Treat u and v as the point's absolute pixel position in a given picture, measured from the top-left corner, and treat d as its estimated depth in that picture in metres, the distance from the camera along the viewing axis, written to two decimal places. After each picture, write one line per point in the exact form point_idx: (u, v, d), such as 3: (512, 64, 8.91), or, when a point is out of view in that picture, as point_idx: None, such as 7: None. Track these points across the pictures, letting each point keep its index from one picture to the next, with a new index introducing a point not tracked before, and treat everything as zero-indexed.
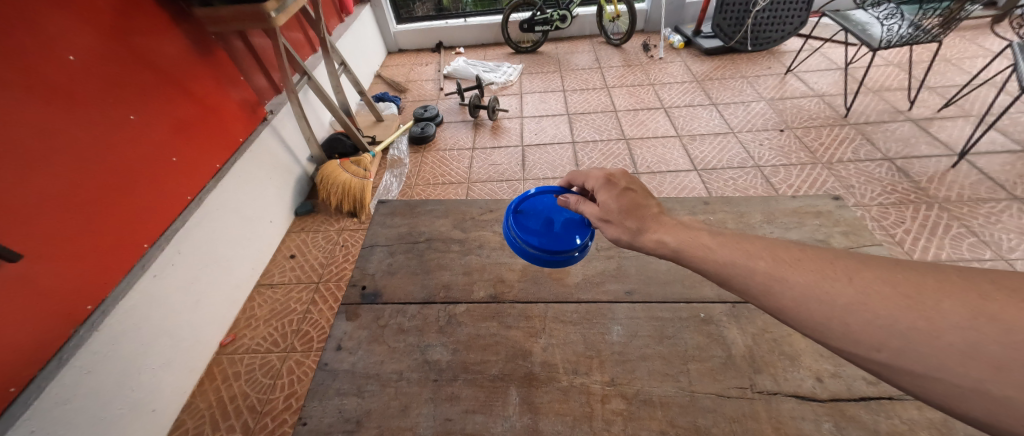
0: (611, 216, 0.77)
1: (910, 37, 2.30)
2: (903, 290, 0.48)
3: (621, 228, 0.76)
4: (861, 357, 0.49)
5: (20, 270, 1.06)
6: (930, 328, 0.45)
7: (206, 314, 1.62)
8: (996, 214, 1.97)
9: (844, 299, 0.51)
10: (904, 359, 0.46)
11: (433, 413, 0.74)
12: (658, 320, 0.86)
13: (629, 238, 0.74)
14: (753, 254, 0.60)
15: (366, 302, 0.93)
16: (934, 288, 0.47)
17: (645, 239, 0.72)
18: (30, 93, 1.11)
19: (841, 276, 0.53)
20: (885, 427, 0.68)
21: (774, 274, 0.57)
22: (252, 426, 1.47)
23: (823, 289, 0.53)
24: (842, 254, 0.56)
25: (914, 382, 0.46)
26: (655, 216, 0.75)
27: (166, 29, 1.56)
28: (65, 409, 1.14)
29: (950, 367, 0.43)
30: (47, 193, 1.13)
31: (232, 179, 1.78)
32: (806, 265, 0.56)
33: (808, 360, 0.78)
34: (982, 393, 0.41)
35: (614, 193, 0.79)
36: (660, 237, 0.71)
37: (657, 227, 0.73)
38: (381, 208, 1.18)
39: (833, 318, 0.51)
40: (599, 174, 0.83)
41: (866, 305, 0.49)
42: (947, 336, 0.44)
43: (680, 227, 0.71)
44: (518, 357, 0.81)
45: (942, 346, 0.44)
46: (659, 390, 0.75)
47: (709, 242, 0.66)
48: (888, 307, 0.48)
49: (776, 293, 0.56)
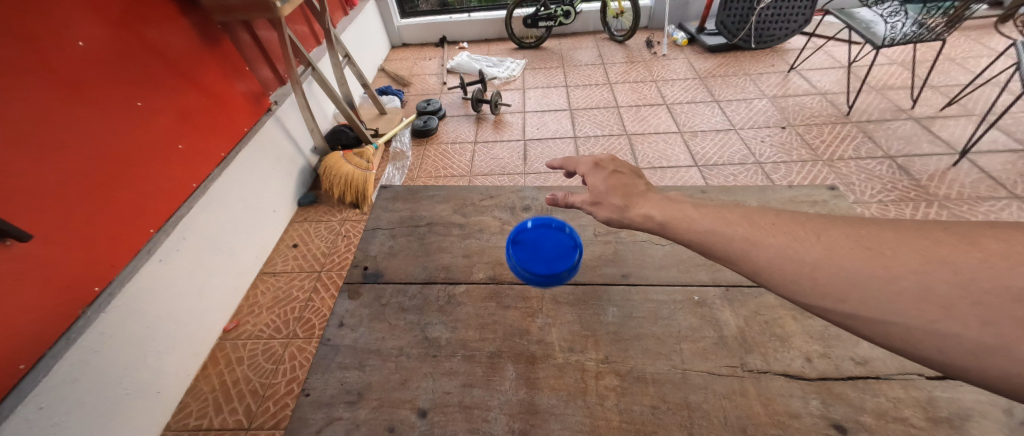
0: (601, 199, 0.80)
1: (912, 36, 2.27)
2: (865, 243, 0.52)
3: (611, 209, 0.78)
4: (825, 309, 0.51)
5: (30, 250, 1.08)
6: (889, 275, 0.48)
7: (211, 300, 1.65)
8: (996, 212, 1.98)
9: (812, 256, 0.54)
10: (865, 306, 0.49)
11: (432, 387, 0.76)
12: (654, 302, 0.88)
13: (618, 215, 0.77)
14: (733, 222, 0.63)
15: (369, 281, 0.95)
16: (892, 239, 0.51)
17: (632, 214, 0.75)
18: (38, 79, 1.13)
19: (811, 236, 0.56)
20: (870, 405, 0.70)
21: (750, 238, 0.59)
22: (253, 409, 1.50)
23: (795, 248, 0.56)
24: (806, 220, 0.59)
25: (875, 328, 0.48)
26: (641, 193, 0.78)
27: (173, 20, 1.58)
28: (71, 387, 1.17)
29: (903, 311, 0.46)
30: (57, 179, 1.15)
31: (236, 168, 1.81)
32: (779, 228, 0.59)
33: (798, 341, 0.80)
34: (933, 333, 0.45)
35: (603, 176, 0.83)
36: (646, 211, 0.73)
37: (643, 203, 0.75)
38: (385, 193, 1.20)
39: (803, 274, 0.54)
40: (589, 160, 0.87)
41: (832, 260, 0.52)
42: (903, 280, 0.47)
43: (666, 202, 0.73)
44: (516, 336, 0.83)
45: (899, 291, 0.47)
46: (652, 368, 0.77)
47: (693, 214, 0.68)
48: (850, 259, 0.52)
49: (751, 256, 0.58)
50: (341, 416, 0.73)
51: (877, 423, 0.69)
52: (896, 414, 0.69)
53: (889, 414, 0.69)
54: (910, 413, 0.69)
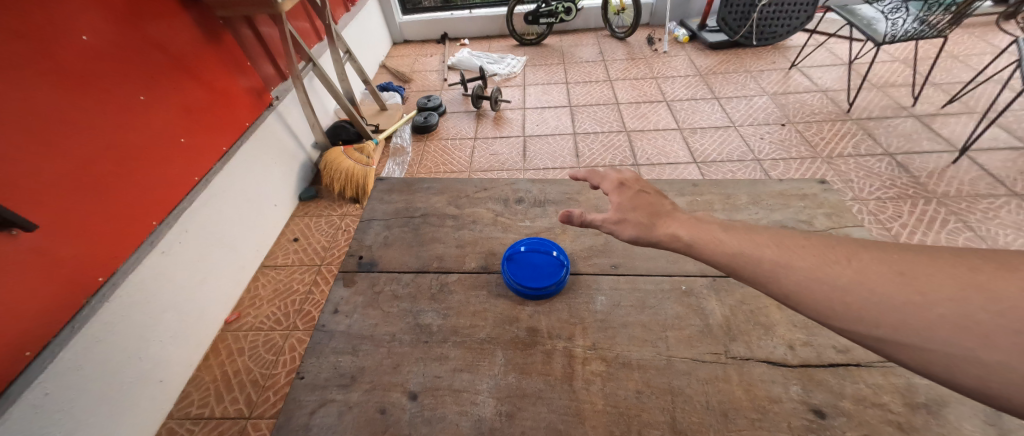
0: (627, 214, 0.81)
1: (915, 32, 2.28)
2: (898, 269, 0.53)
3: (637, 225, 0.79)
4: (859, 333, 0.52)
5: (35, 240, 1.11)
6: (922, 300, 0.49)
7: (212, 291, 1.68)
8: (994, 209, 1.98)
9: (843, 279, 0.55)
10: (901, 332, 0.50)
11: (422, 371, 0.78)
12: (641, 291, 0.90)
13: (644, 233, 0.77)
14: (761, 244, 0.64)
15: (363, 270, 0.98)
16: (928, 265, 0.52)
17: (659, 232, 0.76)
18: (42, 72, 1.15)
19: (842, 260, 0.58)
20: (850, 391, 0.72)
21: (780, 260, 0.61)
22: (254, 399, 1.53)
23: (825, 271, 0.57)
24: (837, 245, 0.60)
25: (910, 355, 0.49)
26: (668, 213, 0.79)
27: (175, 15, 1.60)
28: (76, 374, 1.20)
29: (942, 337, 0.47)
30: (62, 170, 1.18)
31: (237, 162, 1.83)
32: (808, 251, 0.61)
33: (781, 330, 0.81)
34: (971, 360, 0.45)
35: (628, 195, 0.85)
36: (673, 230, 0.74)
37: (669, 221, 0.77)
38: (380, 186, 1.23)
39: (833, 297, 0.55)
40: (614, 178, 0.89)
41: (864, 284, 0.54)
42: (937, 308, 0.48)
43: (692, 222, 0.75)
44: (506, 323, 0.85)
45: (933, 316, 0.48)
46: (638, 354, 0.79)
47: (721, 236, 0.69)
48: (882, 284, 0.53)
49: (781, 277, 0.60)
50: (334, 398, 0.76)
51: (855, 407, 0.70)
52: (875, 400, 0.71)
53: (867, 400, 0.71)
54: (888, 398, 0.71)
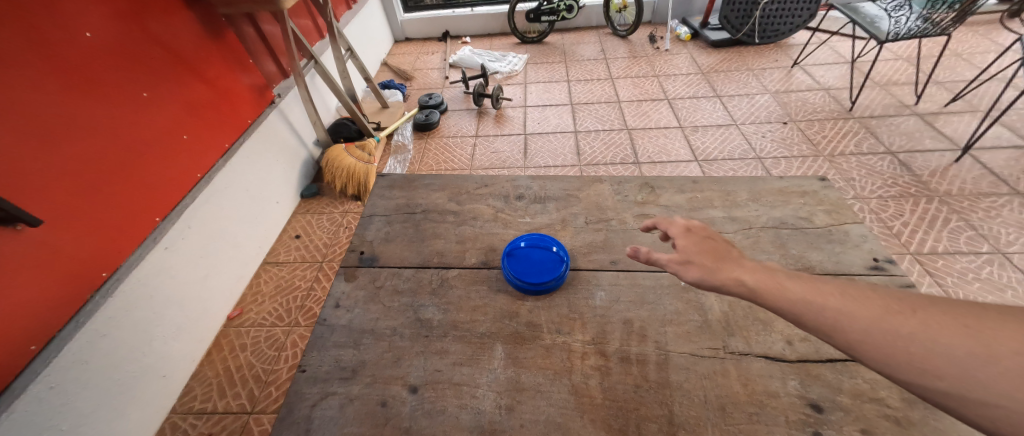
0: (689, 256, 0.74)
1: (918, 30, 2.26)
2: (965, 321, 0.49)
3: (701, 269, 0.72)
4: (918, 386, 0.49)
5: (40, 235, 1.12)
6: (990, 355, 0.46)
7: (215, 287, 1.69)
8: (997, 208, 1.97)
9: (906, 330, 0.52)
10: (966, 387, 0.46)
11: (423, 365, 0.79)
12: (640, 286, 0.91)
13: (707, 277, 0.70)
14: (820, 288, 0.60)
15: (364, 265, 0.98)
16: (999, 319, 0.48)
17: (724, 277, 0.69)
18: (46, 69, 1.16)
19: (906, 310, 0.54)
20: (847, 386, 0.72)
21: (840, 308, 0.57)
22: (256, 394, 1.54)
23: (887, 321, 0.53)
24: (899, 293, 0.56)
25: (977, 412, 0.45)
26: (737, 259, 0.72)
27: (178, 13, 1.60)
28: (80, 369, 1.21)
29: (1013, 395, 0.43)
30: (66, 166, 1.19)
31: (239, 159, 1.84)
32: (872, 299, 0.56)
33: (780, 325, 0.82)
34: None
35: (695, 238, 0.77)
36: (738, 276, 0.68)
37: (737, 268, 0.69)
38: (381, 182, 1.23)
39: (896, 349, 0.51)
40: (683, 222, 0.81)
41: (928, 336, 0.50)
42: (1006, 362, 0.44)
43: (762, 269, 0.68)
44: (505, 318, 0.86)
45: (1002, 371, 0.44)
46: (636, 349, 0.80)
47: (784, 280, 0.64)
48: (947, 336, 0.49)
49: (839, 326, 0.56)
50: (336, 391, 0.76)
51: (853, 402, 0.71)
52: (872, 395, 0.71)
53: (864, 395, 0.71)
54: (885, 393, 0.71)
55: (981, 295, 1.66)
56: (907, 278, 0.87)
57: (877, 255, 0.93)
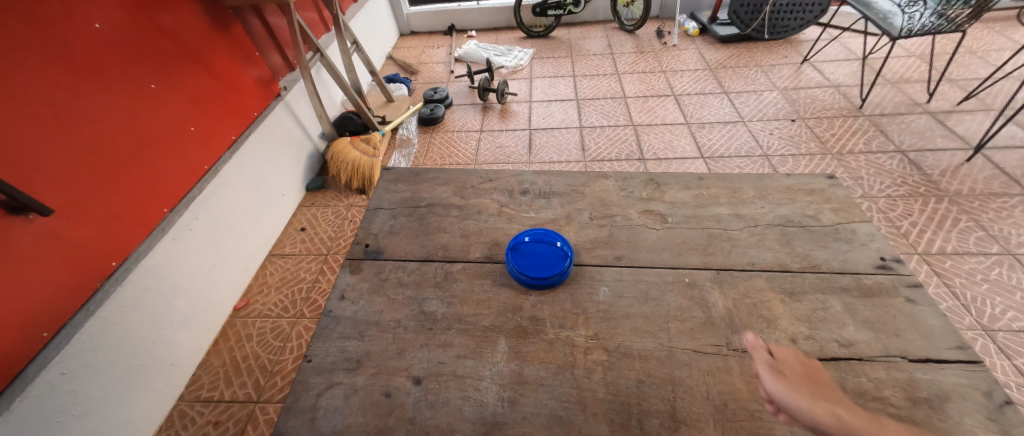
0: (787, 371, 0.69)
1: (933, 26, 2.22)
2: None
3: (794, 388, 0.66)
4: None
5: (51, 224, 1.14)
6: None
7: (222, 278, 1.71)
8: (1008, 209, 1.95)
9: None
10: None
11: (427, 357, 0.80)
12: (644, 282, 0.91)
13: (797, 399, 0.65)
14: None
15: (369, 257, 0.99)
16: None
17: (817, 404, 0.63)
18: (57, 60, 1.17)
19: None
20: (851, 385, 0.72)
21: None
22: (262, 384, 1.56)
23: None
24: None
25: None
26: (841, 399, 0.65)
27: (186, 5, 1.61)
28: (91, 356, 1.23)
29: None
30: (77, 157, 1.20)
31: (246, 151, 1.85)
32: None
33: (784, 323, 0.81)
34: None
35: (802, 362, 0.72)
36: (835, 410, 0.62)
37: (839, 404, 0.63)
38: (387, 176, 1.24)
39: None
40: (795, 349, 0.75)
41: None
42: None
43: (869, 415, 0.60)
44: (509, 312, 0.86)
45: None
46: (639, 344, 0.80)
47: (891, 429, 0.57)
48: None
49: None
50: (340, 381, 0.77)
51: (856, 401, 0.70)
52: (876, 394, 0.71)
53: (868, 394, 0.71)
54: (889, 392, 0.71)
55: (989, 297, 1.65)
56: (914, 277, 0.87)
57: (884, 254, 0.92)
